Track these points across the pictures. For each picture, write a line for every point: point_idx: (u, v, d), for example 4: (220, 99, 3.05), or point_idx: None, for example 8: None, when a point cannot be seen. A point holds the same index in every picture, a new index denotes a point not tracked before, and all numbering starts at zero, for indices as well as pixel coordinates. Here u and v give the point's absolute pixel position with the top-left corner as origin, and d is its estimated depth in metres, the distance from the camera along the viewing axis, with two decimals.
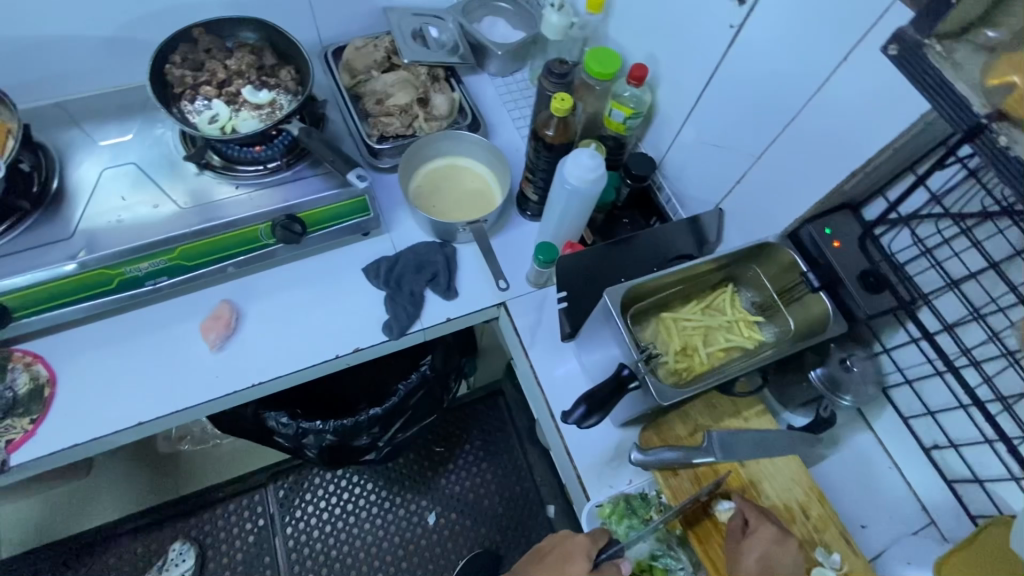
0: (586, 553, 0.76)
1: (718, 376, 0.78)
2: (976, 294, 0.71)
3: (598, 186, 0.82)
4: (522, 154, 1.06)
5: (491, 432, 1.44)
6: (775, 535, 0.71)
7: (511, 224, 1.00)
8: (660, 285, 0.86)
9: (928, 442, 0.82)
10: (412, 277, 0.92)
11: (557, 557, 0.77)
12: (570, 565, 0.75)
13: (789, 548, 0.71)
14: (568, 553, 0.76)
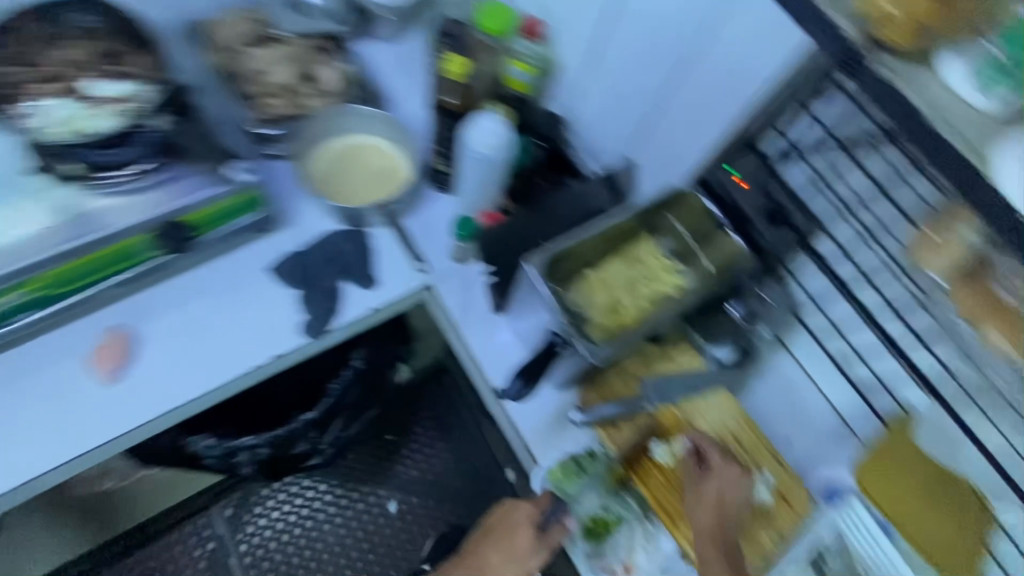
0: (529, 517, 0.86)
1: (642, 329, 0.83)
2: (866, 216, 0.75)
3: (509, 152, 0.82)
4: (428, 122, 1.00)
5: (442, 410, 1.40)
6: (736, 473, 0.74)
7: (424, 201, 0.96)
8: (580, 244, 0.85)
9: (838, 356, 0.88)
10: (323, 269, 0.88)
11: (504, 526, 0.88)
12: (516, 535, 0.86)
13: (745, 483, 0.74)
14: (514, 522, 0.87)
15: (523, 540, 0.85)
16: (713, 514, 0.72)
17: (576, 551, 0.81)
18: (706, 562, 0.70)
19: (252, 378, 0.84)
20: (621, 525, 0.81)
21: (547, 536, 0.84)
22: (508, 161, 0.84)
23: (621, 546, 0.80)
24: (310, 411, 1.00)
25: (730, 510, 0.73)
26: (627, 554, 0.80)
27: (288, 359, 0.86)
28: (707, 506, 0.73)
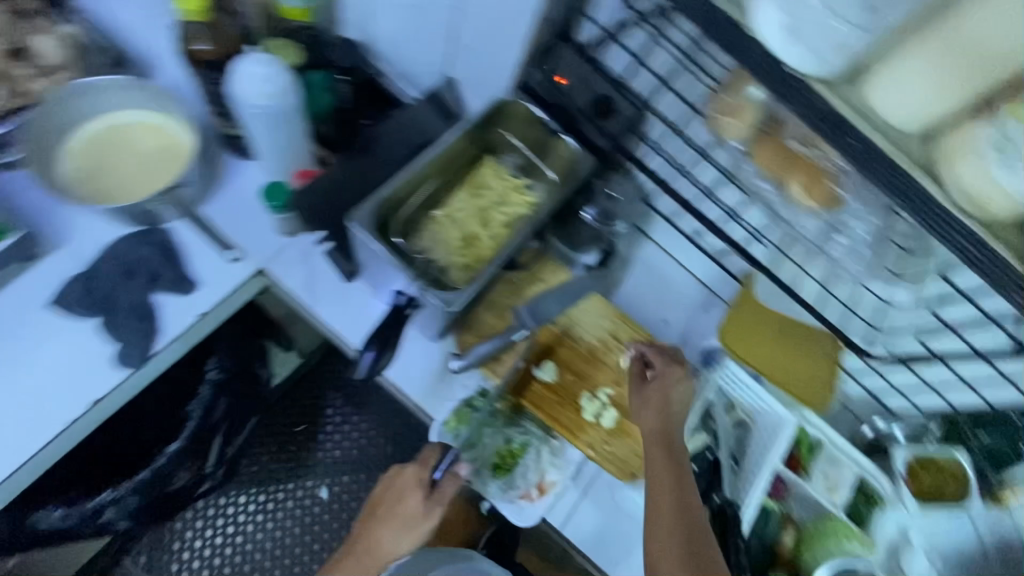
0: (417, 482, 0.78)
1: (500, 258, 0.74)
2: (686, 89, 0.72)
3: (289, 97, 0.64)
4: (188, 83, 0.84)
5: (347, 381, 1.27)
6: (679, 374, 0.75)
7: (226, 175, 0.82)
8: (416, 182, 0.78)
9: (690, 230, 0.92)
10: (125, 285, 0.74)
11: (393, 497, 0.80)
12: (404, 500, 0.79)
13: (689, 386, 0.75)
14: (401, 491, 0.80)
15: (413, 508, 0.78)
16: (660, 418, 0.73)
17: (491, 489, 0.79)
18: (654, 460, 0.71)
19: (91, 426, 0.73)
20: (526, 449, 0.81)
21: (442, 491, 0.78)
22: (297, 109, 0.67)
23: (530, 468, 0.80)
24: (174, 442, 0.87)
25: (674, 411, 0.74)
26: (539, 476, 0.80)
27: (111, 400, 0.73)
28: (656, 411, 0.73)
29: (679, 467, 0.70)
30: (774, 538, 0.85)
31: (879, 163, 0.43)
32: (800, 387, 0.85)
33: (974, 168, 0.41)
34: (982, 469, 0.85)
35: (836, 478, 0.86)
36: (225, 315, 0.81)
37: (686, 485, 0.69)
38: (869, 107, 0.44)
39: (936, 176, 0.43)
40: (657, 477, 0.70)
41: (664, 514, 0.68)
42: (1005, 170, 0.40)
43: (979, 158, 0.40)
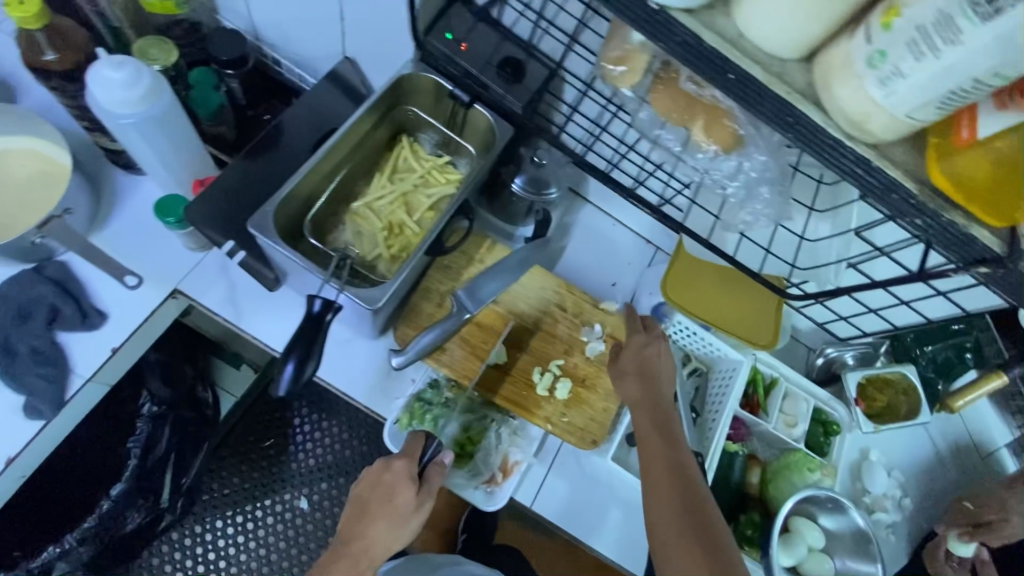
0: (409, 476, 0.69)
1: (421, 247, 0.67)
2: (593, 43, 0.67)
3: (159, 103, 0.58)
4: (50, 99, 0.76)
5: None
6: (645, 339, 0.70)
7: (119, 194, 0.76)
8: (326, 173, 0.73)
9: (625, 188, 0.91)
10: (22, 330, 0.68)
11: (380, 496, 0.68)
12: (395, 497, 0.68)
13: (663, 348, 0.69)
14: (390, 486, 0.69)
15: (408, 503, 0.68)
16: (641, 386, 0.68)
17: (455, 480, 0.77)
18: (642, 429, 0.66)
19: (16, 483, 0.69)
20: (485, 434, 0.79)
21: (432, 483, 0.70)
22: (171, 113, 0.60)
23: (490, 453, 0.78)
24: (117, 483, 0.84)
25: (655, 375, 0.68)
26: (501, 458, 0.79)
27: (27, 456, 0.67)
28: (636, 377, 0.68)
29: (668, 432, 0.65)
30: (742, 482, 0.86)
31: (757, 95, 0.38)
32: (755, 331, 0.82)
33: (850, 92, 0.35)
34: (930, 381, 0.93)
35: (793, 412, 0.88)
36: (145, 344, 0.76)
37: (677, 447, 0.63)
38: (737, 36, 0.38)
39: (815, 103, 0.38)
40: (647, 445, 0.65)
41: (657, 481, 0.62)
42: (882, 87, 0.34)
43: (854, 78, 0.35)
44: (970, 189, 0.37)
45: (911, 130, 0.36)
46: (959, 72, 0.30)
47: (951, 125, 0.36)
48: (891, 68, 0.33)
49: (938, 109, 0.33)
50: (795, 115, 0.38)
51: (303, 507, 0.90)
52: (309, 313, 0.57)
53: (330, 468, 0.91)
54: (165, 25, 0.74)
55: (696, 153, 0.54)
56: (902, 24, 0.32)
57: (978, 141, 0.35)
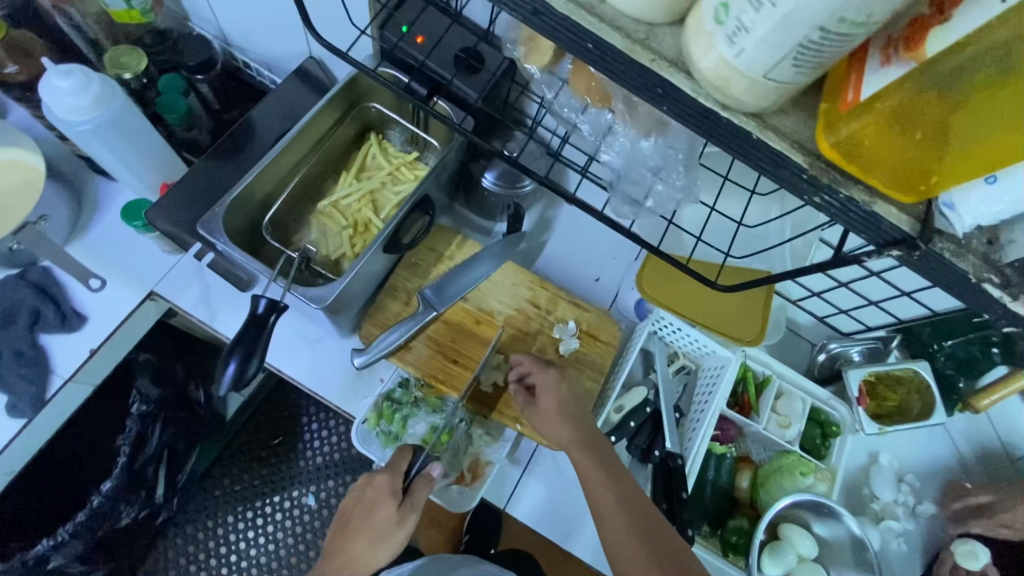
0: (390, 492, 0.68)
1: (375, 245, 0.67)
2: None
3: (106, 109, 0.59)
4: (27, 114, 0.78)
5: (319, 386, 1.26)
6: (555, 377, 0.69)
7: (99, 200, 0.79)
8: (286, 171, 0.73)
9: None
10: (3, 332, 0.71)
11: (360, 511, 0.68)
12: (376, 512, 0.67)
13: (572, 383, 0.70)
14: (371, 501, 0.68)
15: (387, 519, 0.66)
16: (569, 427, 0.66)
17: None
18: (585, 472, 0.63)
19: (5, 479, 0.72)
20: (454, 432, 0.77)
21: (416, 496, 0.69)
22: (123, 118, 0.62)
23: (460, 453, 0.77)
24: (108, 480, 0.86)
25: (578, 412, 0.67)
26: (472, 459, 0.77)
27: (10, 455, 0.70)
28: (560, 417, 0.67)
29: (611, 467, 0.63)
30: (730, 485, 0.82)
31: (614, 66, 0.28)
32: (739, 328, 0.77)
33: (706, 55, 0.26)
34: (949, 378, 0.84)
35: (788, 413, 0.82)
36: (124, 346, 0.78)
37: (625, 483, 0.62)
38: (597, 2, 0.28)
39: (684, 73, 0.28)
40: (592, 486, 0.62)
41: (613, 523, 0.59)
42: (733, 46, 0.25)
43: (705, 37, 0.26)
44: (867, 160, 0.29)
45: (786, 94, 0.26)
46: (801, 22, 0.22)
47: (838, 86, 0.29)
48: (734, 22, 0.24)
49: (796, 68, 0.24)
50: (664, 85, 0.28)
51: (310, 502, 1.21)
52: (253, 315, 0.57)
53: (334, 466, 1.22)
54: (135, 33, 0.75)
55: (612, 139, 0.45)
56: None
57: (865, 104, 0.27)
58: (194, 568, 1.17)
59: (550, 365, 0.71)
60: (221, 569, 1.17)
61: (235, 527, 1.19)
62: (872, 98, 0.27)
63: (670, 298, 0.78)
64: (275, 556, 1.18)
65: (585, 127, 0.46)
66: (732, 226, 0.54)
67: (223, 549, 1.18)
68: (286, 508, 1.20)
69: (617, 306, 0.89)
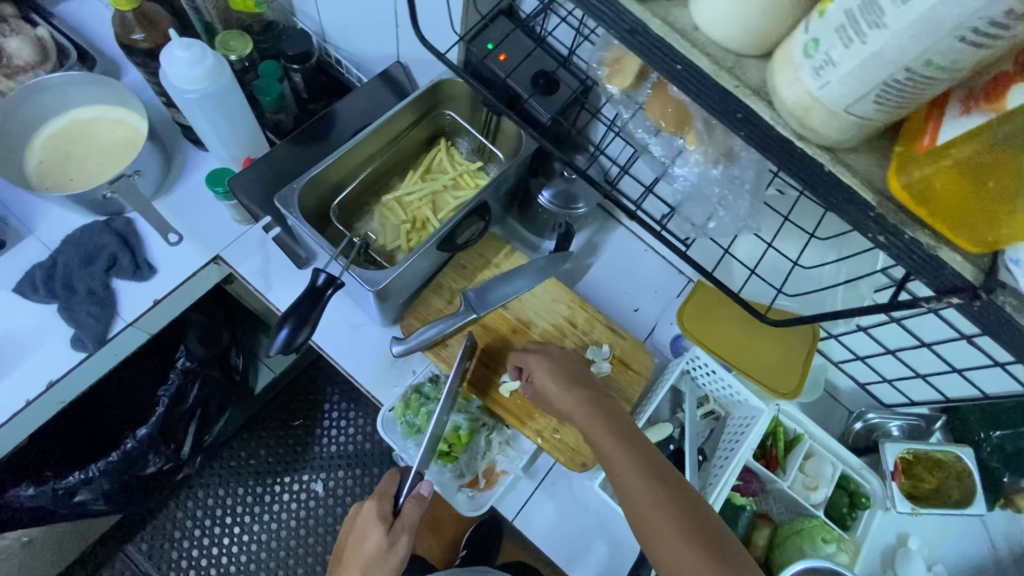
0: (376, 521, 0.75)
1: (431, 240, 0.70)
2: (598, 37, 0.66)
3: (218, 81, 0.65)
4: (142, 83, 0.87)
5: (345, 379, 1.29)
6: (542, 355, 0.71)
7: (186, 166, 0.85)
8: (359, 162, 0.77)
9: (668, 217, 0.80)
10: (83, 272, 0.76)
11: (354, 540, 0.76)
12: (366, 539, 0.74)
13: (550, 351, 0.72)
14: (363, 531, 0.75)
15: (375, 546, 0.73)
16: (573, 391, 0.66)
17: (440, 477, 0.78)
18: (600, 441, 0.61)
19: (55, 408, 0.77)
20: (474, 435, 0.79)
21: (404, 519, 0.75)
22: (229, 91, 0.67)
23: (477, 456, 0.79)
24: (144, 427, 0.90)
25: (579, 379, 0.68)
26: (488, 464, 0.79)
27: (66, 383, 0.75)
28: (559, 384, 0.68)
29: (626, 434, 0.61)
30: (746, 539, 0.79)
31: (703, 90, 0.30)
32: (776, 378, 0.76)
33: (790, 86, 0.28)
34: (994, 472, 0.79)
35: (815, 474, 0.80)
36: (183, 302, 0.83)
37: (642, 449, 0.59)
38: (691, 30, 0.31)
39: (766, 102, 0.30)
40: (609, 454, 0.60)
41: (634, 487, 0.56)
42: (817, 79, 0.27)
43: (792, 70, 0.28)
44: (940, 207, 0.30)
45: (864, 130, 0.28)
46: (890, 60, 0.23)
47: (917, 130, 0.30)
48: (823, 57, 0.26)
49: (878, 104, 0.26)
50: (745, 112, 0.30)
51: (319, 489, 1.23)
52: (313, 285, 0.61)
53: (347, 458, 1.25)
54: (247, 21, 0.82)
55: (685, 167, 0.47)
56: (835, 8, 0.25)
57: (940, 150, 0.28)
58: (197, 532, 1.20)
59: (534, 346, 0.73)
60: (222, 538, 1.20)
61: (243, 501, 1.22)
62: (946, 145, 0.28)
63: (715, 325, 0.79)
64: (277, 536, 1.20)
65: (656, 149, 0.47)
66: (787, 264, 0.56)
67: (227, 519, 1.21)
68: (294, 491, 1.23)
69: (652, 339, 0.89)
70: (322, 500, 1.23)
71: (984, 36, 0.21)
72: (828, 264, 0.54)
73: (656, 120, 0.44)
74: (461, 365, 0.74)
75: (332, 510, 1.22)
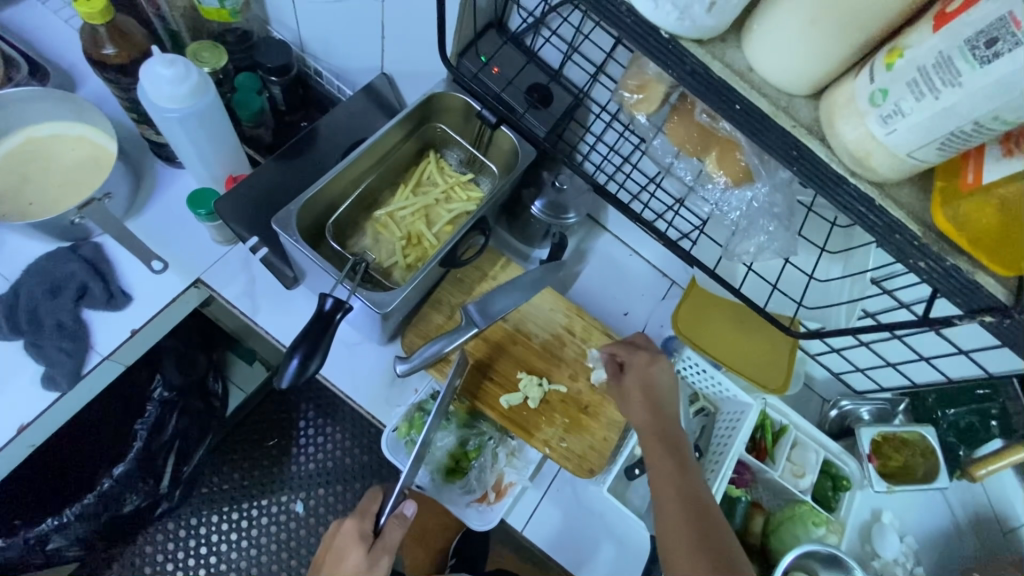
0: (357, 539, 0.73)
1: (435, 259, 0.69)
2: (592, 51, 0.66)
3: (204, 99, 0.62)
4: (103, 96, 0.81)
5: (319, 394, 1.19)
6: (647, 359, 0.70)
7: (158, 184, 0.80)
8: (351, 178, 0.75)
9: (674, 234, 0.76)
10: (51, 304, 0.71)
11: (332, 558, 0.73)
12: (345, 559, 0.72)
13: (665, 369, 0.70)
14: (341, 549, 0.73)
15: (355, 564, 0.71)
16: (647, 411, 0.66)
17: (448, 495, 0.78)
18: (652, 456, 0.62)
19: (25, 452, 0.71)
20: (482, 450, 0.80)
21: (384, 540, 0.74)
22: (216, 109, 0.64)
23: (485, 471, 0.79)
24: (120, 464, 0.85)
25: (661, 399, 0.67)
26: (496, 477, 0.79)
27: (38, 426, 0.69)
28: (643, 394, 0.67)
29: (679, 458, 0.62)
30: (742, 529, 0.84)
31: (761, 128, 0.36)
32: (766, 374, 0.80)
33: (854, 129, 0.33)
34: (951, 446, 0.85)
35: (802, 462, 0.85)
36: (163, 330, 0.78)
37: (689, 475, 0.60)
38: (747, 71, 0.36)
39: (820, 139, 0.36)
40: (658, 470, 0.61)
41: (670, 508, 0.57)
42: (883, 125, 0.32)
43: (857, 115, 0.33)
44: (974, 238, 0.34)
45: (916, 171, 0.33)
46: (960, 115, 0.28)
47: (956, 169, 0.34)
48: (892, 107, 0.31)
49: (941, 151, 0.31)
50: (801, 149, 0.36)
51: (298, 509, 1.12)
52: (320, 311, 0.59)
53: (326, 475, 1.15)
54: (222, 32, 0.78)
55: (708, 186, 0.51)
56: (904, 64, 0.30)
57: (983, 186, 0.32)
58: (171, 566, 1.08)
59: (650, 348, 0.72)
60: (198, 569, 1.09)
61: (218, 528, 1.11)
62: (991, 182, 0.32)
63: (706, 321, 0.83)
64: (256, 561, 1.10)
65: (681, 172, 0.52)
66: (803, 277, 0.63)
67: (203, 549, 1.10)
68: (273, 513, 1.12)
69: None
70: (303, 521, 1.12)
71: None
72: (834, 280, 0.61)
73: (680, 143, 0.48)
74: (453, 379, 0.72)
75: (315, 531, 1.11)
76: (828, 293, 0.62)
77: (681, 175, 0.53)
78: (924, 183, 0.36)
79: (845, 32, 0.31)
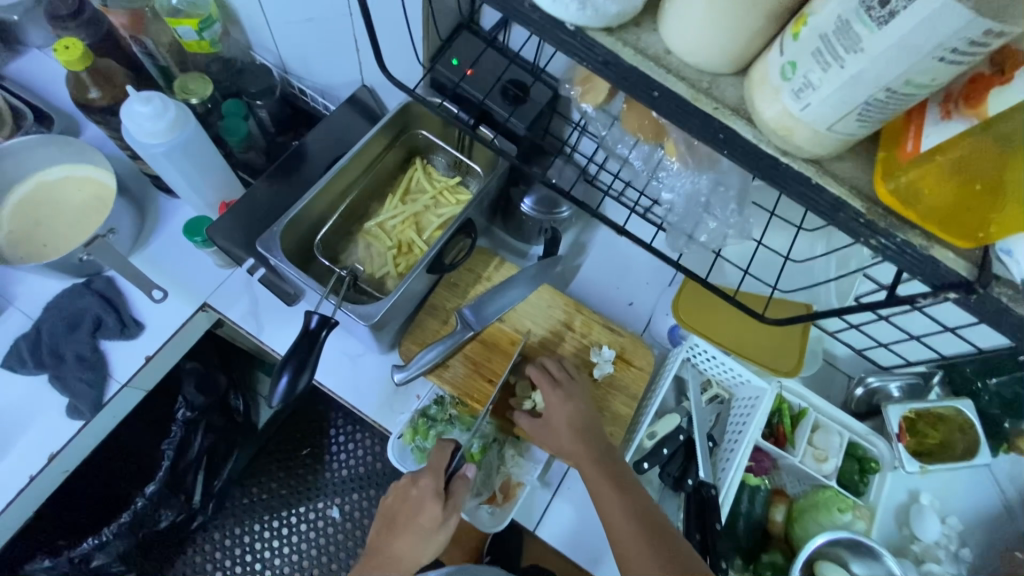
0: (434, 495, 0.71)
1: (420, 266, 0.69)
2: None
3: (184, 129, 0.64)
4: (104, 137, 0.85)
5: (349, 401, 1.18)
6: (561, 396, 0.73)
7: (160, 217, 0.83)
8: (339, 187, 0.76)
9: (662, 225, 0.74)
10: (69, 338, 0.75)
11: (405, 511, 0.72)
12: (421, 513, 0.71)
13: (578, 401, 0.73)
14: (417, 502, 0.71)
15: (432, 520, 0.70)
16: (580, 443, 0.70)
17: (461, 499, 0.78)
18: (592, 478, 0.68)
19: (60, 477, 0.76)
20: (487, 452, 0.79)
21: (455, 495, 0.72)
22: (199, 139, 0.66)
23: (492, 472, 0.79)
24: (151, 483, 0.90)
25: (589, 428, 0.71)
26: (504, 479, 0.79)
27: (68, 454, 0.74)
28: (573, 431, 0.71)
29: (621, 483, 0.67)
30: (764, 518, 0.81)
31: (681, 113, 0.34)
32: (777, 358, 0.78)
33: (772, 106, 0.32)
34: (993, 419, 0.79)
35: (825, 446, 0.80)
36: (176, 355, 0.82)
37: (633, 500, 0.66)
38: (665, 54, 0.35)
39: (745, 120, 0.34)
40: (602, 496, 0.67)
41: (622, 527, 0.64)
42: (797, 100, 0.30)
43: (773, 92, 0.31)
44: (924, 205, 0.32)
45: (846, 143, 0.32)
46: (867, 82, 0.27)
47: (898, 136, 0.32)
48: (802, 80, 0.29)
49: (860, 121, 0.29)
50: (727, 131, 0.34)
51: (335, 515, 1.12)
52: (306, 329, 0.60)
53: (360, 480, 1.14)
54: (205, 63, 0.80)
55: (663, 174, 0.53)
56: (808, 33, 0.28)
57: (922, 154, 0.31)
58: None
59: (559, 384, 0.74)
60: None
61: (261, 536, 1.10)
62: (934, 148, 0.30)
63: (706, 308, 0.81)
64: (299, 568, 1.09)
65: (636, 160, 0.54)
66: (777, 260, 0.59)
67: (248, 557, 1.09)
68: (311, 520, 1.11)
69: (649, 331, 0.90)
70: (340, 526, 1.11)
71: (957, 56, 0.25)
72: (817, 258, 0.57)
73: (635, 131, 0.50)
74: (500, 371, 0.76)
75: (354, 535, 1.10)
76: (812, 273, 0.58)
77: (635, 164, 0.55)
78: (867, 155, 0.35)
79: (750, 8, 0.30)
